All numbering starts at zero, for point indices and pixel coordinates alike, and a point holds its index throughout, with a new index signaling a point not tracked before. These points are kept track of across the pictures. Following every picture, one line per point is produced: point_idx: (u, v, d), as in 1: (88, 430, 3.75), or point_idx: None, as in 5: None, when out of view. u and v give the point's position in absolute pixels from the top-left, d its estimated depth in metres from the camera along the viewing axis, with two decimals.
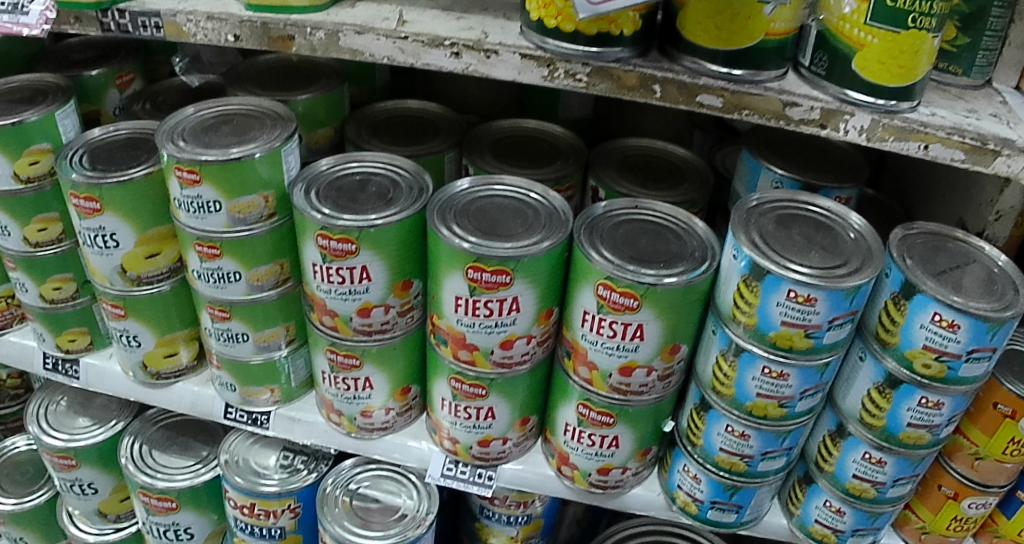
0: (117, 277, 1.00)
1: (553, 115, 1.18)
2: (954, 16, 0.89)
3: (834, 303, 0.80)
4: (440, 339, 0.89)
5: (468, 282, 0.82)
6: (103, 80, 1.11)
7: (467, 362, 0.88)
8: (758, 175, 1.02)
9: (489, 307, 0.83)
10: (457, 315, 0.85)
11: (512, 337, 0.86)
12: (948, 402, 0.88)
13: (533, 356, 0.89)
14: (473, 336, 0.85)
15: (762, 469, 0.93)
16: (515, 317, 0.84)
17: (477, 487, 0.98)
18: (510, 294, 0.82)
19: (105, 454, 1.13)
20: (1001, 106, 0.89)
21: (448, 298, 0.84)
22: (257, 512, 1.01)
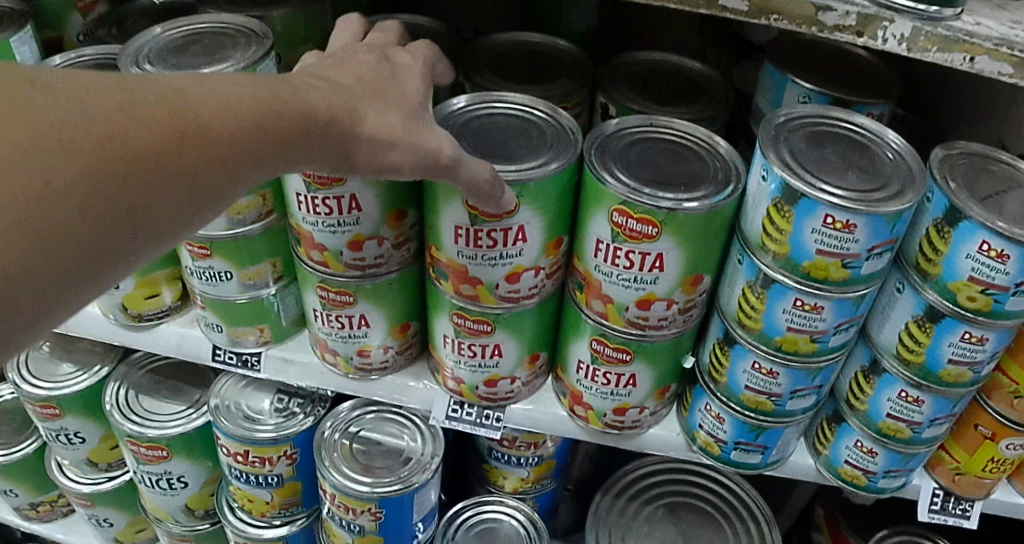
0: (119, 313, 0.97)
1: (556, 30, 1.08)
2: None
3: (875, 229, 0.72)
4: (440, 273, 0.82)
5: (469, 210, 0.74)
6: (65, 4, 1.01)
7: (470, 298, 0.82)
8: (784, 90, 0.93)
9: (494, 237, 0.76)
10: (458, 247, 0.78)
11: (519, 270, 0.79)
12: (993, 338, 0.82)
13: (541, 290, 0.83)
14: (476, 268, 0.78)
15: (790, 408, 0.87)
16: (521, 248, 0.77)
17: (485, 429, 0.93)
18: (516, 222, 0.75)
19: (89, 402, 1.07)
20: None
21: (447, 228, 0.77)
22: (252, 460, 0.95)
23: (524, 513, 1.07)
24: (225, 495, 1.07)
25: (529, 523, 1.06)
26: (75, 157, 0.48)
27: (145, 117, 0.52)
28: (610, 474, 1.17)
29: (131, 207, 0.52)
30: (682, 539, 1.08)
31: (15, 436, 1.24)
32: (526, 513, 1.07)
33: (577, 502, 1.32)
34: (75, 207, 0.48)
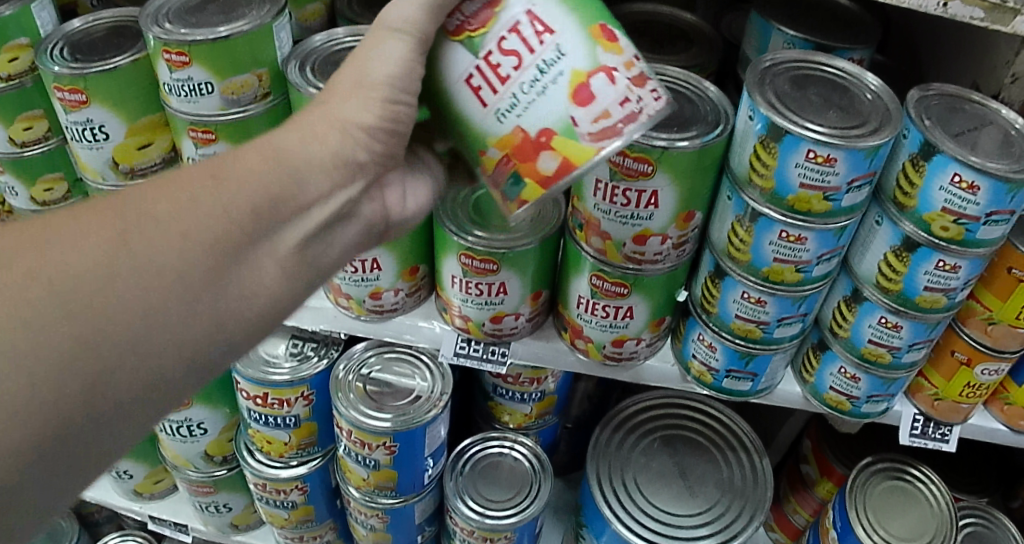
0: (109, 171, 1.01)
1: None
2: None
3: (854, 163, 0.77)
4: (512, 179, 0.67)
5: (465, 39, 0.64)
6: None
7: (563, 170, 0.64)
8: (769, 38, 0.98)
9: (513, 49, 0.63)
10: (493, 103, 0.64)
11: (583, 80, 0.62)
12: (965, 265, 0.88)
13: (639, 103, 0.63)
14: (529, 112, 0.63)
15: (777, 336, 0.93)
16: (558, 44, 0.62)
17: (490, 364, 0.99)
18: (518, 10, 0.62)
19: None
20: None
21: (467, 95, 0.66)
22: (270, 402, 1.01)
23: (526, 447, 1.13)
24: (243, 440, 1.12)
25: (532, 456, 1.12)
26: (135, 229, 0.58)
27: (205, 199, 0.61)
28: (608, 411, 1.23)
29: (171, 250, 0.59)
30: (677, 469, 1.14)
31: None
32: (528, 447, 1.13)
33: (574, 442, 1.39)
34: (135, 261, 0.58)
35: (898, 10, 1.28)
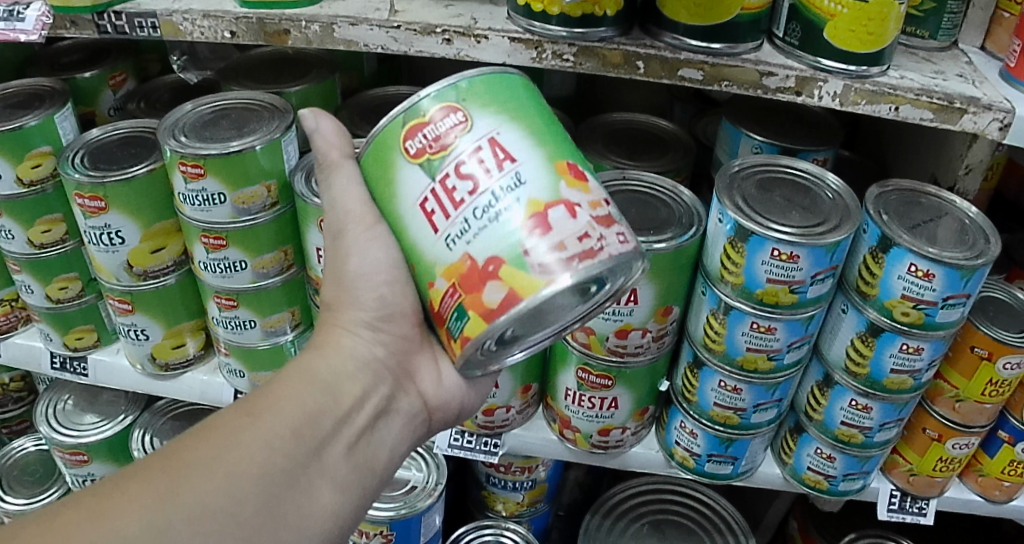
0: (124, 273, 1.08)
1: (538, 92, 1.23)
2: None
3: (816, 258, 0.88)
4: (457, 312, 0.72)
5: (418, 161, 0.72)
6: (97, 81, 1.12)
7: (510, 300, 0.69)
8: (739, 142, 1.06)
9: (473, 173, 0.70)
10: (445, 228, 0.71)
11: (540, 210, 0.69)
12: (927, 347, 0.95)
13: (592, 241, 0.70)
14: (482, 235, 0.69)
15: (755, 420, 1.04)
16: (518, 174, 0.70)
17: (483, 454, 1.14)
18: (481, 138, 0.71)
19: (116, 447, 1.25)
20: (968, 67, 0.99)
21: (420, 219, 0.73)
22: None
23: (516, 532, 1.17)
24: None
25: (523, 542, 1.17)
26: (223, 434, 0.72)
27: (273, 413, 0.76)
28: (596, 500, 1.27)
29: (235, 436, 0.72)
30: None
31: (36, 487, 1.36)
32: (516, 532, 1.18)
33: (566, 527, 1.43)
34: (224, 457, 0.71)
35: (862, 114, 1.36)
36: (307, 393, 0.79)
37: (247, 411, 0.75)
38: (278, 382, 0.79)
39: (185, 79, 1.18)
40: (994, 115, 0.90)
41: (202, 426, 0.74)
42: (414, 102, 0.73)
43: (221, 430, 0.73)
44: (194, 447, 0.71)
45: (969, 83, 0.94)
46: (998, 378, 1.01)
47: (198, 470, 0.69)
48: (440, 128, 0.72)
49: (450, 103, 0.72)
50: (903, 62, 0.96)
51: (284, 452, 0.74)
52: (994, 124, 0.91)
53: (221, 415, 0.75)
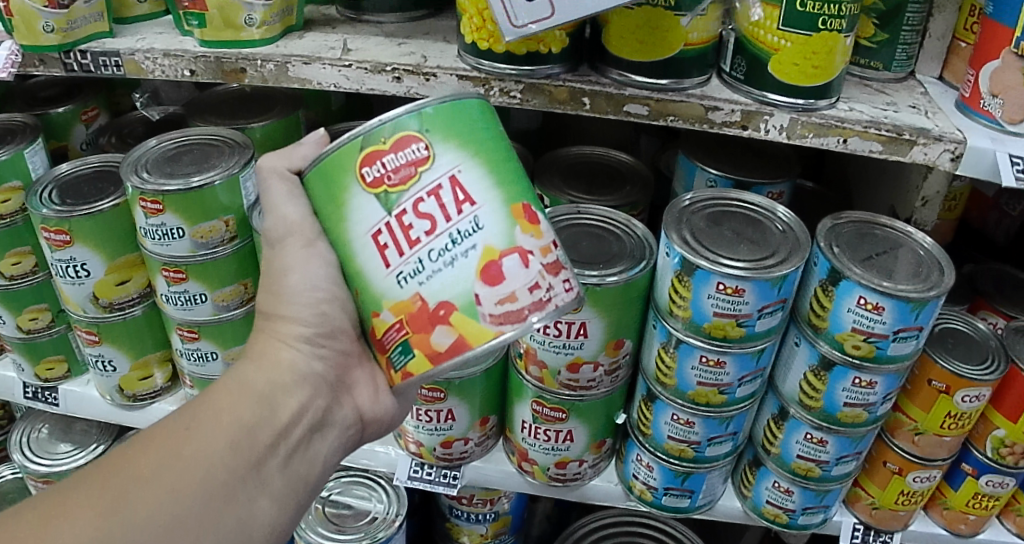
0: (90, 304, 1.10)
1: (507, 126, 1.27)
2: (872, 14, 0.94)
3: (762, 292, 0.89)
4: (402, 348, 0.75)
5: (375, 191, 0.72)
6: (69, 116, 1.15)
7: (458, 345, 0.72)
8: (694, 176, 1.08)
9: (430, 212, 0.71)
10: (397, 264, 0.72)
11: (494, 259, 0.72)
12: (881, 381, 0.95)
13: (543, 291, 0.74)
14: (435, 278, 0.71)
15: (710, 453, 1.07)
16: (476, 218, 0.71)
17: (442, 486, 1.17)
18: (441, 174, 0.72)
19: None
20: (921, 97, 0.97)
21: (370, 250, 0.73)
22: None
23: None
24: None
25: None
26: (164, 445, 0.77)
27: (215, 424, 0.80)
28: (565, 530, 1.29)
29: (176, 448, 0.77)
30: None
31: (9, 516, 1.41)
32: None
33: None
34: (165, 469, 0.76)
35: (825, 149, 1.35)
36: (247, 407, 0.82)
37: (187, 419, 0.79)
38: (217, 388, 0.82)
39: (148, 114, 1.20)
40: (945, 146, 0.89)
41: (146, 434, 0.79)
42: (375, 127, 0.72)
43: (165, 440, 0.77)
44: (137, 456, 0.76)
45: (921, 114, 0.93)
46: (957, 411, 1.00)
47: (139, 486, 0.74)
48: (401, 160, 0.72)
49: (413, 133, 0.72)
50: (853, 93, 0.95)
51: (224, 464, 0.78)
52: (945, 154, 0.89)
53: (166, 425, 0.79)
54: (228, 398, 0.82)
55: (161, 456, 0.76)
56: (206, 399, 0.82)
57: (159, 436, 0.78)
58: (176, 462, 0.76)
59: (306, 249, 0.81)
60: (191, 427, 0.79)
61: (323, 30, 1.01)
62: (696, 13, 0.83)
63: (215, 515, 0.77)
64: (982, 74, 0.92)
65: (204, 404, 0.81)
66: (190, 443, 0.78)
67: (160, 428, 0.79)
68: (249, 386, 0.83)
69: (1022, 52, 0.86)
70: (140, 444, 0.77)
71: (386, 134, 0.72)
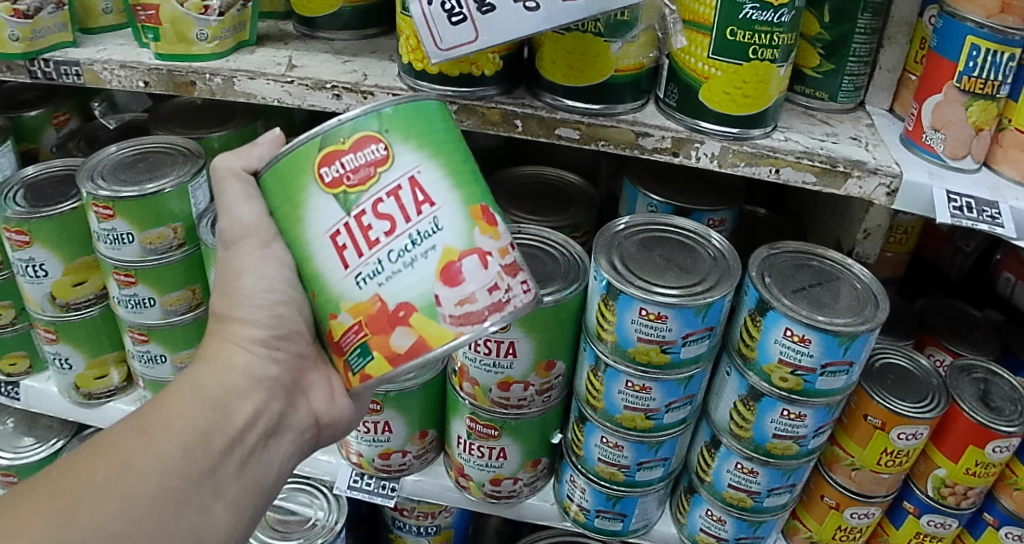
0: (48, 303, 1.13)
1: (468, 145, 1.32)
2: (817, 44, 0.88)
3: (685, 320, 0.89)
4: (360, 350, 0.72)
5: (333, 192, 0.69)
6: (40, 120, 1.20)
7: (418, 347, 0.70)
8: (636, 200, 1.10)
9: (390, 213, 0.68)
10: (356, 265, 0.70)
11: (454, 259, 0.69)
12: (810, 415, 0.96)
13: (503, 293, 0.72)
14: (395, 280, 0.69)
15: (640, 477, 1.09)
16: (435, 219, 0.69)
17: (380, 497, 1.22)
18: (400, 175, 0.69)
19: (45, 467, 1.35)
20: (865, 130, 0.91)
21: (328, 251, 0.71)
22: None
23: None
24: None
25: None
26: (112, 451, 0.74)
27: (166, 430, 0.77)
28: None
29: (125, 454, 0.74)
30: None
31: None
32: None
33: None
34: (114, 475, 0.72)
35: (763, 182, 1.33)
36: (198, 412, 0.80)
37: (136, 426, 0.76)
38: (169, 394, 0.81)
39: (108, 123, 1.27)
40: (881, 179, 0.83)
41: (90, 444, 0.75)
42: (333, 126, 0.69)
43: (113, 448, 0.74)
44: (84, 463, 0.72)
45: (861, 146, 0.87)
46: (893, 448, 0.99)
47: (88, 495, 0.70)
48: (360, 159, 0.69)
49: (372, 132, 0.69)
50: (792, 122, 0.90)
51: (178, 470, 0.76)
52: (881, 189, 0.84)
53: (114, 433, 0.76)
54: (177, 403, 0.80)
55: (110, 463, 0.73)
56: (154, 405, 0.79)
57: (105, 443, 0.74)
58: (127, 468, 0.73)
59: (232, 258, 0.84)
60: (140, 433, 0.76)
61: (275, 45, 1.04)
62: (627, 39, 0.81)
63: (171, 523, 0.74)
64: (924, 108, 0.84)
65: (152, 410, 0.78)
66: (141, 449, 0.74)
67: (107, 436, 0.75)
68: (200, 388, 0.82)
69: (966, 86, 0.79)
70: (86, 453, 0.73)
71: (345, 132, 0.70)
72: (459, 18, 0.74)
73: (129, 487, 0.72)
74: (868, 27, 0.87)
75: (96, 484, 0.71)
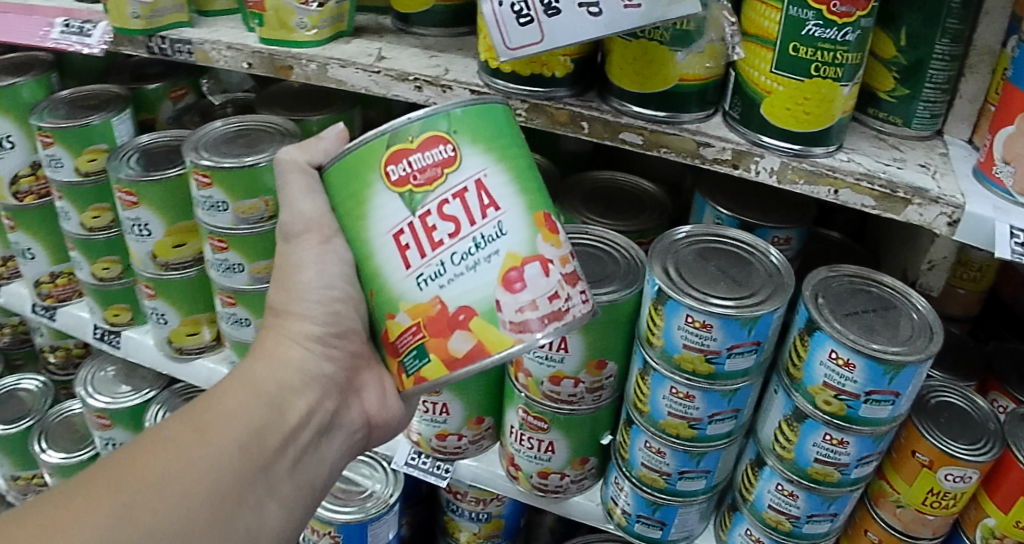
0: (150, 261, 1.25)
1: (556, 149, 1.38)
2: (892, 68, 0.85)
3: (731, 331, 0.89)
4: (417, 352, 0.75)
5: (399, 191, 0.73)
6: (159, 93, 1.34)
7: (476, 352, 0.73)
8: (704, 213, 1.11)
9: (455, 215, 0.72)
10: (418, 266, 0.73)
11: (517, 264, 0.72)
12: (853, 442, 0.95)
13: (562, 302, 0.75)
14: (457, 282, 0.72)
15: (681, 487, 1.10)
16: (499, 224, 0.72)
17: (434, 477, 1.28)
18: (467, 178, 0.72)
19: (134, 416, 1.49)
20: (938, 158, 0.86)
21: (391, 250, 0.74)
22: (312, 528, 1.34)
23: None
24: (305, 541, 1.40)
25: None
26: (171, 443, 0.79)
27: (223, 427, 0.83)
28: None
29: (184, 447, 0.79)
30: None
31: (76, 445, 1.70)
32: None
33: None
34: (174, 467, 0.77)
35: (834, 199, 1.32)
36: (251, 409, 0.86)
37: (193, 422, 0.82)
38: (225, 384, 0.87)
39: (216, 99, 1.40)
40: (944, 209, 0.79)
41: (149, 437, 0.80)
42: (402, 126, 0.72)
43: (173, 442, 0.79)
44: (147, 456, 0.77)
45: (928, 174, 0.83)
46: (940, 489, 0.97)
47: (151, 486, 0.75)
48: (428, 160, 0.72)
49: (441, 134, 0.72)
50: (858, 144, 0.86)
51: (234, 466, 0.81)
52: (942, 218, 0.80)
53: (171, 427, 0.81)
54: (231, 396, 0.86)
55: (172, 456, 0.78)
56: (209, 398, 0.85)
57: (166, 437, 0.80)
58: (187, 461, 0.78)
59: None
60: (199, 430, 0.81)
61: (370, 37, 1.12)
62: (693, 49, 0.81)
63: (229, 516, 0.79)
64: (997, 140, 0.79)
65: (206, 406, 0.84)
66: (198, 444, 0.80)
67: (164, 431, 0.81)
68: (252, 378, 0.88)
69: None
70: (148, 447, 0.79)
71: (413, 132, 0.73)
72: (526, 20, 0.78)
73: (189, 480, 0.77)
74: (948, 53, 0.82)
75: (159, 476, 0.76)
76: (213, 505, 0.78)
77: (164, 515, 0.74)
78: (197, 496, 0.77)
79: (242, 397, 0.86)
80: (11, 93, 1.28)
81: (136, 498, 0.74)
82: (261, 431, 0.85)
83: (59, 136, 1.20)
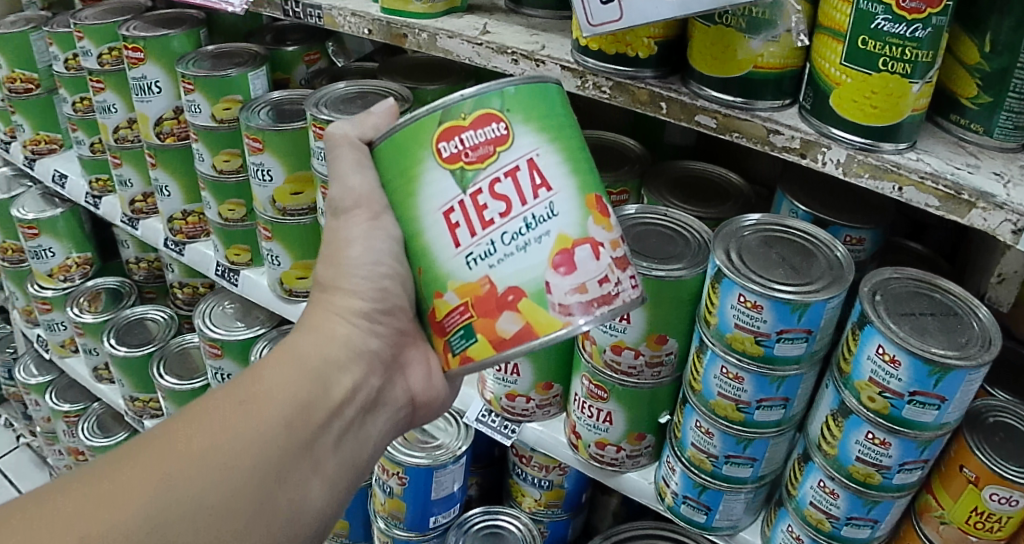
0: (270, 206, 1.39)
1: (659, 140, 1.43)
2: (975, 75, 0.86)
3: (780, 314, 0.92)
4: (465, 332, 0.82)
5: (451, 167, 0.79)
6: (295, 56, 1.49)
7: (524, 333, 0.80)
8: (782, 207, 1.13)
9: (506, 194, 0.79)
10: (467, 246, 0.80)
11: (567, 246, 0.80)
12: (895, 444, 0.95)
13: (612, 286, 0.82)
14: (507, 262, 0.79)
15: (727, 472, 1.13)
16: (550, 205, 0.79)
17: (501, 435, 1.36)
18: (519, 156, 0.79)
19: (241, 348, 1.66)
20: (1016, 169, 0.85)
21: (442, 227, 0.81)
22: (384, 467, 1.46)
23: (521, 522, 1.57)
24: (378, 479, 1.51)
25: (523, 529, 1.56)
26: (221, 415, 0.85)
27: (270, 402, 0.88)
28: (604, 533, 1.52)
29: (231, 419, 0.85)
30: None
31: (191, 375, 1.89)
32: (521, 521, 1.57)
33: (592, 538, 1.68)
34: (220, 438, 0.83)
35: (923, 213, 1.30)
36: (299, 385, 0.90)
37: (240, 397, 0.87)
38: (273, 358, 0.92)
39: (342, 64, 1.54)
40: (1008, 216, 0.79)
41: (201, 408, 0.86)
42: (455, 104, 0.79)
43: (220, 415, 0.85)
44: (197, 426, 0.84)
45: (999, 182, 0.82)
46: (985, 509, 0.96)
47: (196, 456, 0.82)
48: (480, 137, 0.79)
49: (493, 113, 0.79)
50: (933, 148, 0.88)
51: (278, 440, 0.87)
52: (1006, 225, 0.80)
53: (218, 401, 0.87)
54: (281, 369, 0.91)
55: (219, 427, 0.84)
56: (259, 371, 0.90)
57: (215, 409, 0.86)
58: (231, 433, 0.84)
59: None
60: (246, 404, 0.87)
61: (481, 14, 1.21)
62: (768, 37, 0.85)
63: (271, 488, 0.85)
64: None
65: (255, 380, 0.89)
66: (245, 418, 0.86)
67: (212, 405, 0.86)
68: (300, 353, 0.94)
69: None
70: (199, 417, 0.85)
71: (466, 109, 0.79)
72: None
73: (231, 452, 0.83)
74: None
75: (204, 446, 0.82)
76: (255, 475, 0.84)
77: (205, 484, 0.81)
78: (240, 466, 0.83)
79: (292, 371, 0.91)
80: (163, 43, 1.46)
81: (181, 465, 0.80)
82: (307, 407, 0.90)
83: (200, 83, 1.36)
